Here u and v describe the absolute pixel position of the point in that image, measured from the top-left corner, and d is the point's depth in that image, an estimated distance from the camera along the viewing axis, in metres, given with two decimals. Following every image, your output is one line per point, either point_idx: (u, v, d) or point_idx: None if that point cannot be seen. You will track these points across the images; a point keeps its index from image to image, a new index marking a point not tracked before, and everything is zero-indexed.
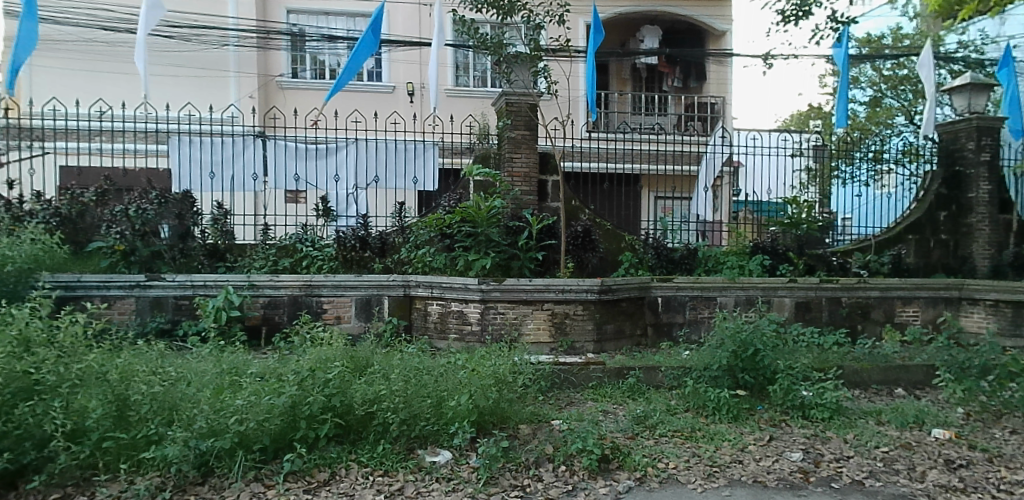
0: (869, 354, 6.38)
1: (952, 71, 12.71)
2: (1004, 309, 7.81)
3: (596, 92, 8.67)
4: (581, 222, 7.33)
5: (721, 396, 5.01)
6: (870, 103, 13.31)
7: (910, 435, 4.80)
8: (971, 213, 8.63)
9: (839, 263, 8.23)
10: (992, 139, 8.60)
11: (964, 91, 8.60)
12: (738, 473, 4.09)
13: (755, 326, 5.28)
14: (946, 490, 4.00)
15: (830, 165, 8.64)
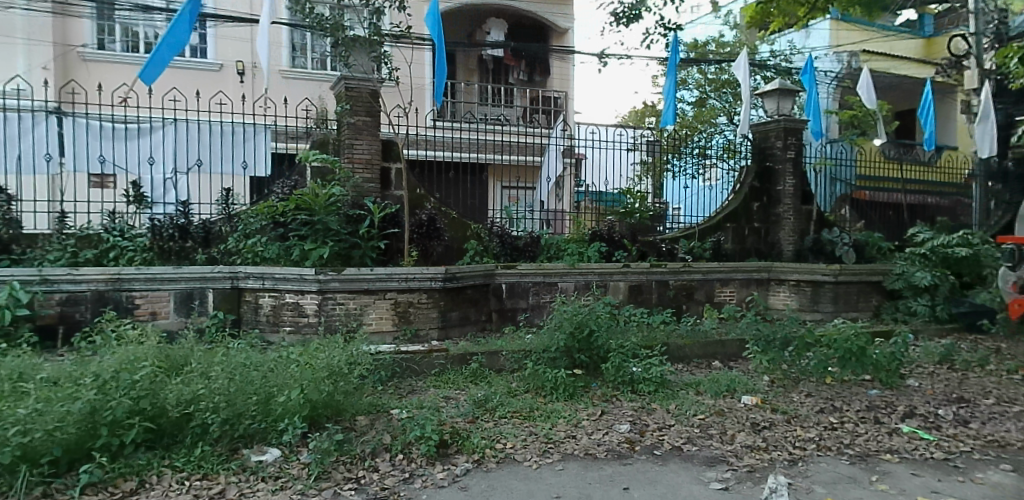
0: (691, 331, 6.92)
1: (765, 77, 14.08)
2: (804, 288, 8.81)
3: (441, 81, 8.57)
4: (424, 210, 7.27)
5: (558, 376, 5.20)
6: (696, 102, 14.40)
7: (724, 403, 5.27)
8: (779, 204, 9.61)
9: (668, 248, 8.91)
10: (796, 139, 9.62)
11: (774, 95, 9.54)
12: (571, 447, 4.30)
13: (590, 309, 5.55)
14: (751, 449, 4.43)
15: (661, 159, 9.16)
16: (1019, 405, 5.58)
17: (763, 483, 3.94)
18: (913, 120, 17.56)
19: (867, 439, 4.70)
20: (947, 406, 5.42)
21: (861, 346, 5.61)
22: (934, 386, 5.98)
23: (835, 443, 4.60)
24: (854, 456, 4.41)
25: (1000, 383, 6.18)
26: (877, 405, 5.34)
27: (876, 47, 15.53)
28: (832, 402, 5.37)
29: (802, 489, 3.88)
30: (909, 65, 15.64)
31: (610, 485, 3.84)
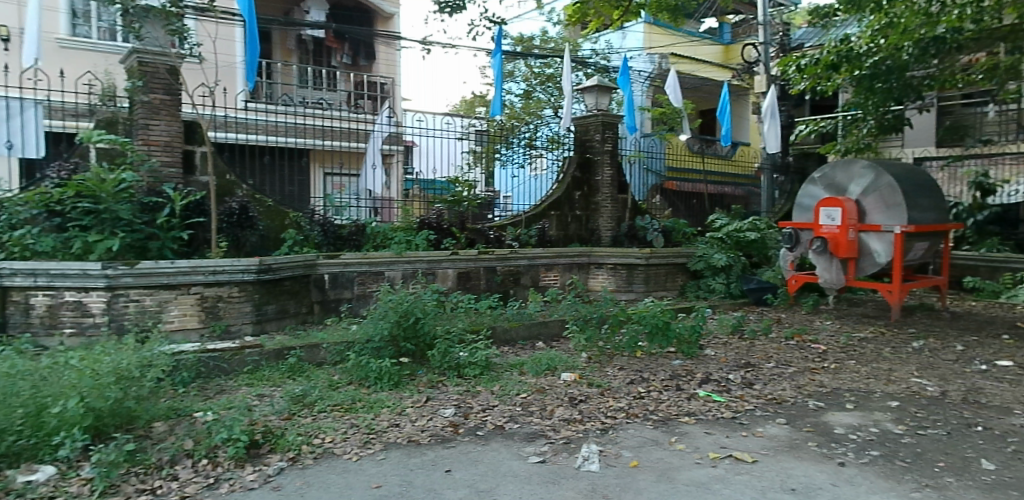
0: (517, 314, 7.13)
1: (586, 74, 14.76)
2: (620, 271, 9.42)
3: (256, 61, 8.04)
4: (235, 198, 6.82)
5: (382, 365, 5.09)
6: (523, 95, 14.73)
7: (544, 380, 5.48)
8: (598, 193, 10.08)
9: (496, 236, 8.96)
10: (613, 132, 10.18)
11: (593, 91, 10.01)
12: (394, 436, 4.25)
13: (416, 297, 5.50)
14: (568, 422, 4.66)
15: (493, 147, 9.45)
16: (793, 366, 6.39)
17: (578, 453, 4.19)
18: (713, 118, 19.43)
19: (669, 404, 5.12)
20: (736, 371, 6.06)
21: (666, 321, 6.11)
22: (727, 354, 6.66)
23: (641, 410, 4.98)
24: (657, 421, 4.80)
25: (780, 349, 7.03)
26: (679, 374, 5.85)
27: (683, 51, 16.92)
28: (640, 373, 5.79)
29: (612, 455, 4.19)
30: (710, 68, 17.25)
31: (432, 468, 3.84)
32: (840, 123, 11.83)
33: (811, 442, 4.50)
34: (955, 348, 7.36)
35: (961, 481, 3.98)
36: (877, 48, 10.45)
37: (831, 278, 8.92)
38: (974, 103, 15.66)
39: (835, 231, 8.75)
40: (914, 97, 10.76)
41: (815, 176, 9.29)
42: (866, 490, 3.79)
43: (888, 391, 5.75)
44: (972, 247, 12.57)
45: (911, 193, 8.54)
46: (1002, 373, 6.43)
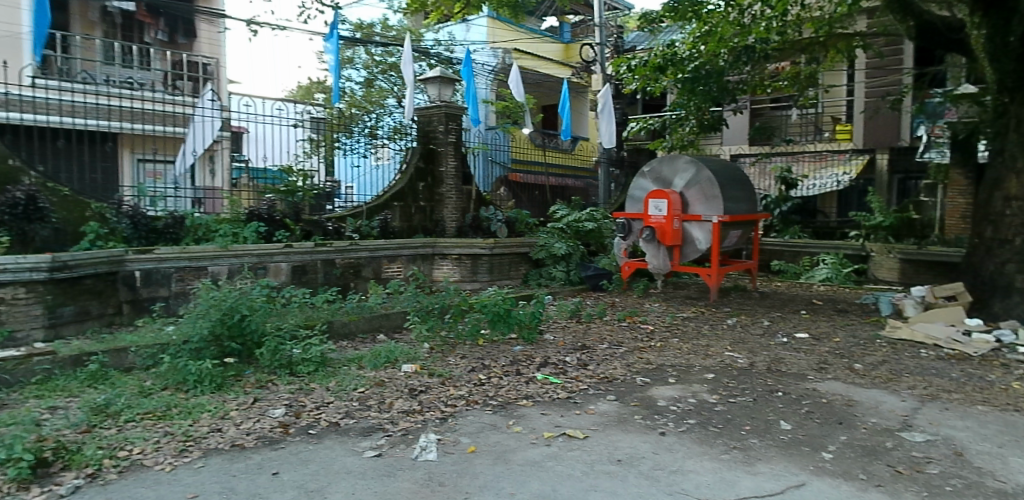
0: (356, 307, 6.91)
1: (428, 64, 14.61)
2: (464, 261, 9.45)
3: (48, 33, 7.12)
4: (21, 188, 6.00)
5: (202, 367, 4.69)
6: (364, 83, 14.32)
7: (383, 373, 5.35)
8: (441, 184, 9.92)
9: (334, 228, 8.65)
10: (456, 124, 9.99)
11: (435, 81, 9.77)
12: (215, 442, 3.93)
13: (242, 292, 5.13)
14: (407, 414, 4.57)
15: (331, 136, 8.91)
16: (624, 346, 6.76)
17: (415, 443, 4.13)
18: (553, 113, 20.08)
19: (508, 389, 5.21)
20: (572, 353, 6.30)
21: (507, 309, 6.20)
22: (565, 337, 6.91)
23: (481, 396, 5.01)
24: (496, 406, 4.86)
25: (613, 330, 7.42)
26: (519, 359, 5.96)
27: (524, 46, 17.29)
28: (482, 360, 5.84)
29: (450, 442, 4.20)
30: (551, 65, 17.83)
31: (257, 472, 3.60)
32: (665, 122, 12.53)
33: (637, 416, 4.84)
34: (762, 323, 8.22)
35: (763, 442, 4.48)
36: (698, 54, 11.32)
37: (659, 264, 9.58)
38: (780, 107, 17.53)
39: (662, 221, 9.39)
40: (729, 99, 11.77)
41: (644, 170, 9.86)
42: (683, 456, 4.18)
43: (706, 365, 6.26)
44: (778, 235, 14.01)
45: (726, 186, 9.33)
46: (799, 344, 7.25)
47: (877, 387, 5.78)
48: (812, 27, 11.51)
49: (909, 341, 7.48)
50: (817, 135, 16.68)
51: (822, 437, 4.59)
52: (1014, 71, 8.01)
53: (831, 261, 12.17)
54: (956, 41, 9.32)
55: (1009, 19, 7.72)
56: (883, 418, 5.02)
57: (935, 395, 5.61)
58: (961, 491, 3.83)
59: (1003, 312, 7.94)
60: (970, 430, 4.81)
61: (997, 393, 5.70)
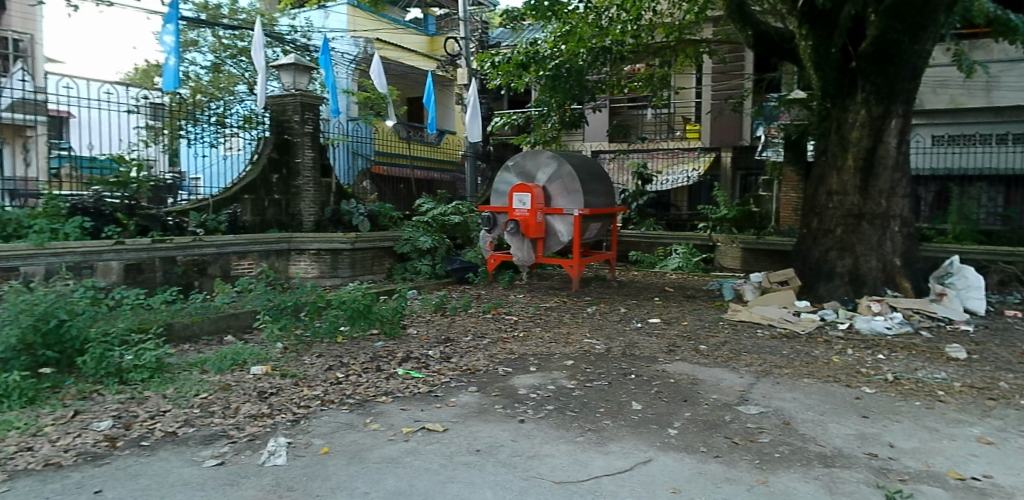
0: (201, 308, 6.45)
1: (283, 50, 13.82)
2: (323, 256, 9.11)
3: None
4: None
5: (9, 380, 4.19)
6: (211, 68, 13.36)
7: (230, 377, 5.00)
8: (298, 176, 9.45)
9: (175, 222, 8.07)
10: (314, 114, 9.57)
11: (290, 69, 9.30)
12: (23, 463, 3.49)
13: (59, 295, 4.62)
14: (255, 419, 4.29)
15: (174, 123, 8.26)
16: (487, 337, 6.79)
17: (263, 449, 3.89)
18: (418, 106, 19.84)
19: (366, 386, 5.04)
20: (436, 347, 6.23)
21: (366, 305, 6.01)
22: (428, 331, 6.83)
23: (338, 395, 4.82)
24: (353, 404, 4.68)
25: (477, 322, 7.44)
26: (380, 355, 5.81)
27: (386, 37, 16.92)
28: (339, 359, 5.62)
29: (301, 445, 3.99)
30: (415, 57, 17.66)
31: (76, 492, 3.24)
32: (529, 118, 12.75)
33: (497, 405, 4.88)
34: (619, 310, 8.58)
35: (615, 422, 4.68)
36: (559, 53, 11.59)
37: (523, 256, 9.70)
38: (636, 107, 18.41)
39: (526, 214, 9.52)
40: (588, 97, 12.17)
41: (508, 164, 9.95)
42: (540, 441, 4.29)
43: (565, 352, 6.42)
44: (636, 227, 14.70)
45: (586, 180, 9.62)
46: (652, 328, 7.66)
47: (719, 366, 6.21)
48: (664, 32, 12.22)
49: (747, 323, 8.12)
50: (670, 134, 17.80)
51: (669, 415, 4.87)
52: (835, 80, 8.87)
53: (682, 251, 12.98)
54: (788, 50, 10.21)
55: (830, 33, 8.52)
56: (723, 393, 5.40)
57: (769, 371, 6.11)
58: (787, 456, 4.21)
59: (826, 295, 8.83)
60: (796, 401, 5.29)
61: (821, 366, 6.33)
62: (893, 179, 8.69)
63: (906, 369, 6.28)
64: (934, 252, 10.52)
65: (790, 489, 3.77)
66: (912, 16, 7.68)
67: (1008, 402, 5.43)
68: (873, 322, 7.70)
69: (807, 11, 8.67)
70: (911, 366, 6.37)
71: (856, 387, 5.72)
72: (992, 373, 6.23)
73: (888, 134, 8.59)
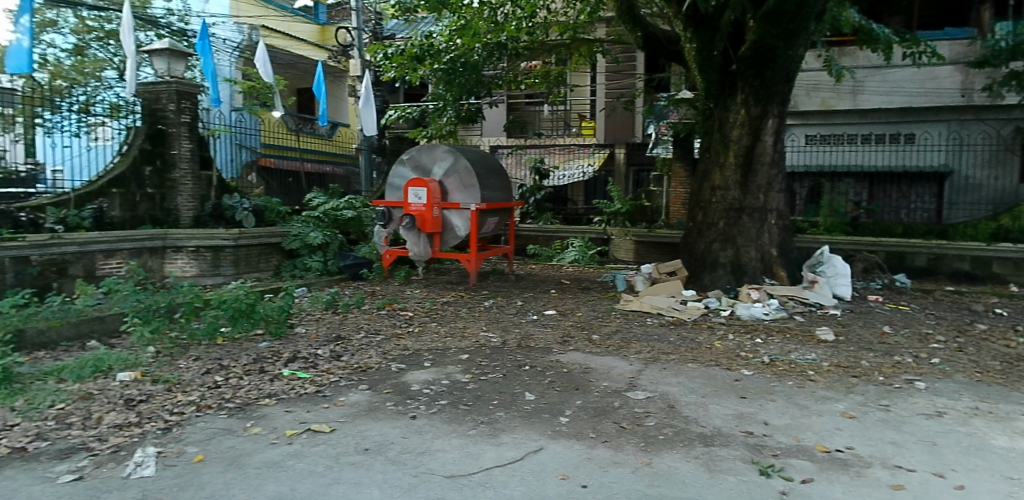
0: (61, 311, 5.93)
1: (156, 35, 12.91)
2: (203, 253, 8.63)
3: None
4: None
5: None
6: (74, 51, 12.32)
7: (93, 385, 4.62)
8: (174, 169, 8.88)
9: (29, 219, 7.45)
10: (191, 103, 9.01)
11: (163, 55, 8.73)
12: None
13: None
14: (120, 428, 3.98)
15: (30, 110, 7.54)
16: (380, 334, 6.63)
17: (127, 460, 3.61)
18: (309, 97, 19.14)
19: (248, 389, 4.79)
20: (325, 346, 6.01)
21: (249, 304, 5.69)
22: (317, 330, 6.59)
23: (216, 400, 4.55)
24: (233, 408, 4.43)
25: (370, 319, 7.26)
26: (264, 356, 5.53)
27: (272, 24, 16.19)
28: (219, 361, 5.31)
29: (173, 454, 3.73)
30: (303, 46, 17.07)
31: None
32: (424, 111, 12.51)
33: (388, 402, 4.76)
34: (515, 303, 8.64)
35: (508, 414, 4.69)
36: (454, 48, 11.48)
37: (419, 252, 9.54)
38: (533, 103, 18.62)
39: (422, 209, 9.37)
40: (484, 91, 12.07)
41: (403, 157, 9.75)
42: (432, 436, 4.23)
43: (461, 347, 6.37)
44: (534, 221, 14.86)
45: (483, 175, 9.58)
46: (547, 320, 7.76)
47: (610, 354, 6.37)
48: (559, 30, 12.31)
49: (638, 312, 8.39)
50: (566, 130, 18.16)
51: (561, 403, 4.93)
52: (717, 81, 9.28)
53: (578, 244, 13.25)
54: (676, 52, 10.61)
55: (712, 37, 8.91)
56: (613, 380, 5.54)
57: (656, 357, 6.34)
58: (671, 438, 4.36)
59: (710, 284, 9.27)
60: (681, 385, 5.51)
61: (704, 351, 6.63)
62: (770, 175, 9.21)
63: (781, 352, 6.69)
64: (807, 243, 11.29)
65: (672, 469, 3.92)
66: (785, 24, 8.04)
67: (868, 378, 5.90)
68: (752, 308, 8.16)
69: (691, 14, 9.01)
70: (785, 349, 6.80)
71: (736, 370, 6.04)
72: (855, 352, 6.76)
73: (765, 133, 9.10)
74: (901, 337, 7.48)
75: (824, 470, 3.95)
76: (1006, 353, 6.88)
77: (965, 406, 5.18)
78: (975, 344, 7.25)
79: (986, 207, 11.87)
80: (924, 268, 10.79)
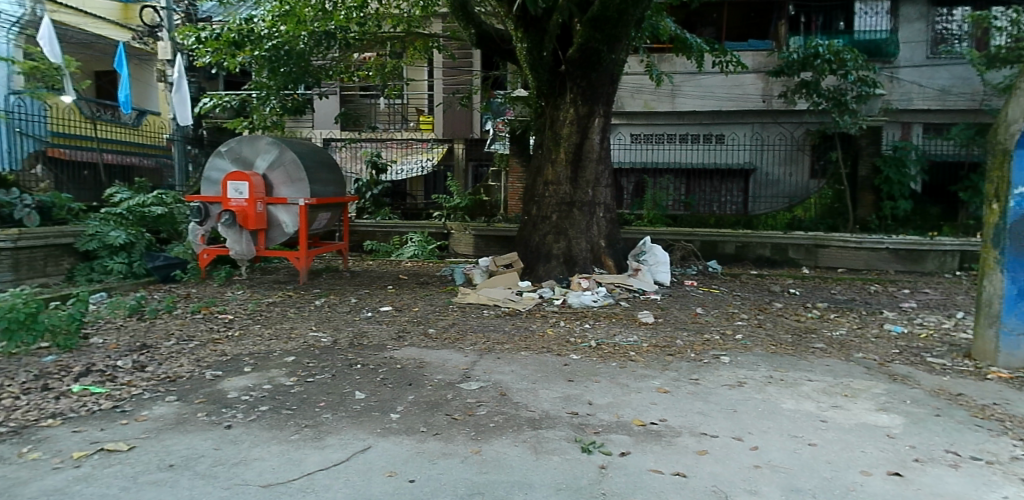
0: None
1: None
2: None
3: None
4: None
5: None
6: None
7: None
8: None
9: None
10: None
11: None
12: None
13: None
14: None
15: None
16: (194, 340, 6.11)
17: None
18: (112, 82, 17.29)
19: (26, 410, 4.20)
20: (127, 356, 5.42)
21: (30, 312, 4.99)
22: (119, 339, 5.93)
23: None
24: (5, 433, 3.87)
25: (183, 324, 6.67)
26: (49, 371, 4.88)
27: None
28: None
29: None
30: (104, 25, 15.47)
31: None
32: (244, 101, 11.76)
33: (200, 413, 4.38)
34: (349, 301, 8.36)
35: (335, 415, 4.50)
36: (277, 34, 10.83)
37: (242, 250, 8.91)
38: (368, 95, 18.28)
39: (244, 204, 8.77)
40: (312, 82, 11.62)
41: (221, 149, 9.05)
42: (248, 446, 3.94)
43: (286, 349, 6.03)
44: (371, 216, 14.53)
45: (312, 168, 9.13)
46: (382, 317, 7.59)
47: (445, 348, 6.36)
48: (393, 22, 12.01)
49: (475, 305, 8.46)
50: (404, 124, 17.97)
51: (392, 400, 4.83)
52: (547, 81, 9.48)
53: (417, 239, 13.11)
54: (508, 51, 10.77)
55: (542, 38, 9.04)
56: (447, 373, 5.52)
57: (491, 348, 6.42)
58: (501, 425, 4.42)
59: (544, 275, 9.58)
60: (513, 373, 5.61)
61: (537, 339, 6.82)
62: (597, 171, 9.71)
63: (607, 336, 7.07)
64: (632, 233, 12.04)
65: (500, 454, 3.97)
66: (609, 29, 8.42)
67: (682, 356, 6.38)
68: (582, 296, 8.52)
69: (520, 15, 9.01)
70: (611, 332, 7.20)
71: (565, 355, 6.27)
72: (671, 332, 7.31)
73: (591, 132, 9.54)
74: (711, 316, 8.20)
75: (640, 443, 4.20)
76: (797, 327, 7.78)
77: (762, 375, 5.76)
78: (772, 320, 8.13)
79: (784, 200, 13.47)
80: (732, 254, 11.92)
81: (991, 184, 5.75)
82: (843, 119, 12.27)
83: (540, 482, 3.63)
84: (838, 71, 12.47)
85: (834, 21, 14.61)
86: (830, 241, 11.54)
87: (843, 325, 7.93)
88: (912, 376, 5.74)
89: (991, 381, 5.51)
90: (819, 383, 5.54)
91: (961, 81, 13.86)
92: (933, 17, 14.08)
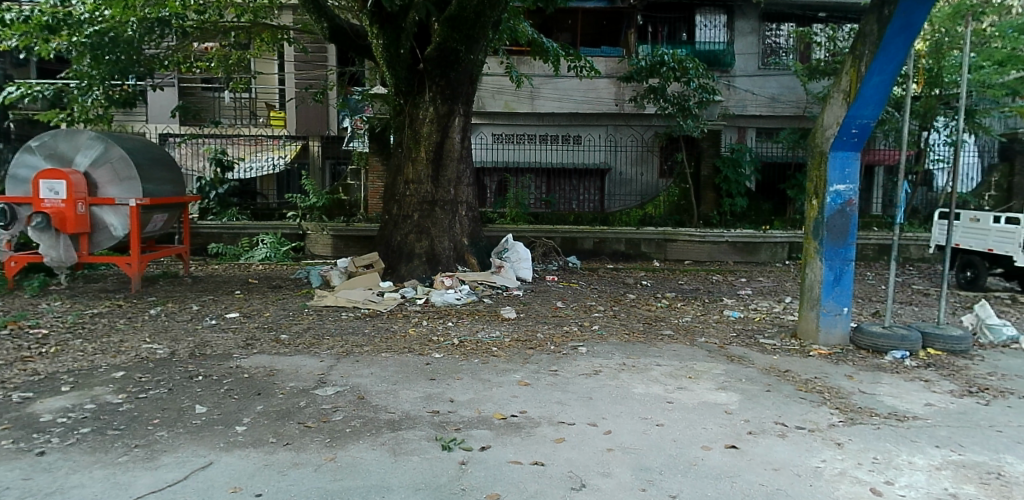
0: None
1: None
2: None
3: None
4: None
5: None
6: None
7: None
8: None
9: None
10: None
11: None
12: None
13: None
14: None
15: None
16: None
17: None
18: None
19: None
20: None
21: None
22: None
23: None
24: None
25: None
26: None
27: None
28: None
29: None
30: None
31: None
32: (59, 90, 10.51)
33: (4, 441, 3.84)
34: (190, 309, 7.73)
35: (171, 432, 4.12)
36: (102, 20, 9.83)
37: (59, 256, 7.99)
38: (211, 89, 17.13)
39: (61, 206, 7.84)
40: (143, 71, 10.67)
41: (32, 144, 8.04)
42: (65, 472, 3.51)
43: (114, 363, 5.46)
44: (216, 216, 13.60)
45: (144, 166, 8.32)
46: (228, 324, 7.08)
47: (299, 353, 6.06)
48: (235, 11, 11.30)
49: (333, 307, 8.14)
50: (252, 119, 17.01)
51: (237, 412, 4.50)
52: (406, 78, 9.30)
53: (270, 241, 12.43)
54: (364, 47, 10.46)
55: (398, 36, 8.80)
56: (300, 380, 5.24)
57: (349, 351, 6.19)
58: (358, 429, 4.26)
59: (406, 275, 9.38)
60: (373, 375, 5.44)
61: (398, 340, 6.68)
62: (458, 170, 9.69)
63: (469, 333, 7.07)
64: (495, 231, 12.16)
65: (357, 460, 3.81)
66: (467, 30, 8.39)
67: (542, 348, 6.52)
68: (445, 295, 8.45)
69: (376, 10, 8.72)
70: (473, 329, 7.21)
71: (427, 354, 6.18)
72: (532, 326, 7.45)
73: (452, 131, 9.49)
74: (570, 309, 8.46)
75: (499, 436, 4.21)
76: (647, 316, 8.21)
77: (616, 362, 6.01)
78: (625, 310, 8.53)
79: (636, 198, 14.25)
80: (590, 250, 12.38)
81: (810, 183, 6.34)
82: (686, 122, 13.13)
83: (398, 484, 3.53)
84: (682, 78, 13.32)
85: (678, 32, 15.63)
86: (677, 235, 12.31)
87: (688, 313, 8.47)
88: (747, 356, 6.23)
89: (813, 357, 6.11)
90: (667, 367, 5.85)
91: (787, 90, 15.31)
92: (764, 31, 15.45)
